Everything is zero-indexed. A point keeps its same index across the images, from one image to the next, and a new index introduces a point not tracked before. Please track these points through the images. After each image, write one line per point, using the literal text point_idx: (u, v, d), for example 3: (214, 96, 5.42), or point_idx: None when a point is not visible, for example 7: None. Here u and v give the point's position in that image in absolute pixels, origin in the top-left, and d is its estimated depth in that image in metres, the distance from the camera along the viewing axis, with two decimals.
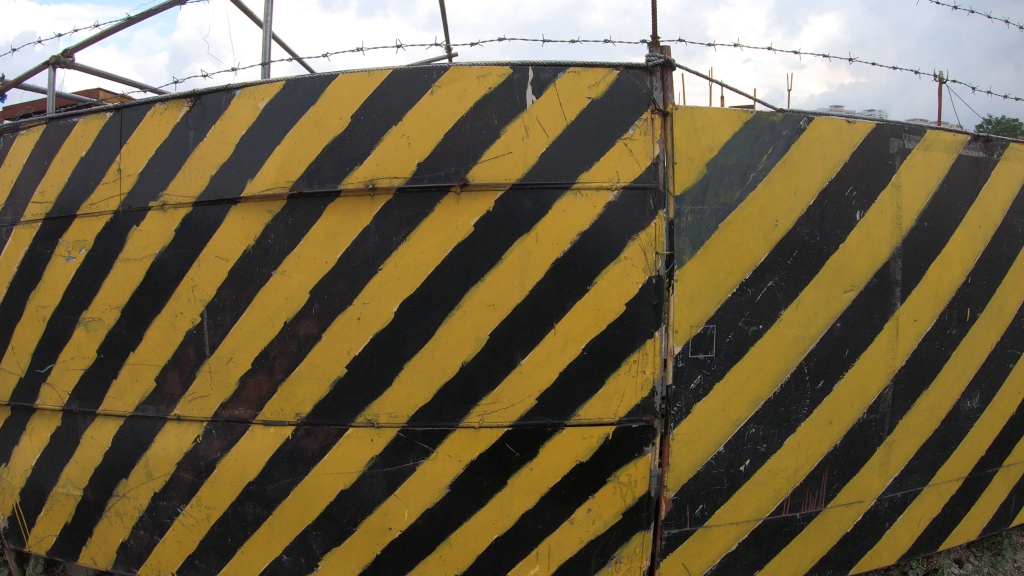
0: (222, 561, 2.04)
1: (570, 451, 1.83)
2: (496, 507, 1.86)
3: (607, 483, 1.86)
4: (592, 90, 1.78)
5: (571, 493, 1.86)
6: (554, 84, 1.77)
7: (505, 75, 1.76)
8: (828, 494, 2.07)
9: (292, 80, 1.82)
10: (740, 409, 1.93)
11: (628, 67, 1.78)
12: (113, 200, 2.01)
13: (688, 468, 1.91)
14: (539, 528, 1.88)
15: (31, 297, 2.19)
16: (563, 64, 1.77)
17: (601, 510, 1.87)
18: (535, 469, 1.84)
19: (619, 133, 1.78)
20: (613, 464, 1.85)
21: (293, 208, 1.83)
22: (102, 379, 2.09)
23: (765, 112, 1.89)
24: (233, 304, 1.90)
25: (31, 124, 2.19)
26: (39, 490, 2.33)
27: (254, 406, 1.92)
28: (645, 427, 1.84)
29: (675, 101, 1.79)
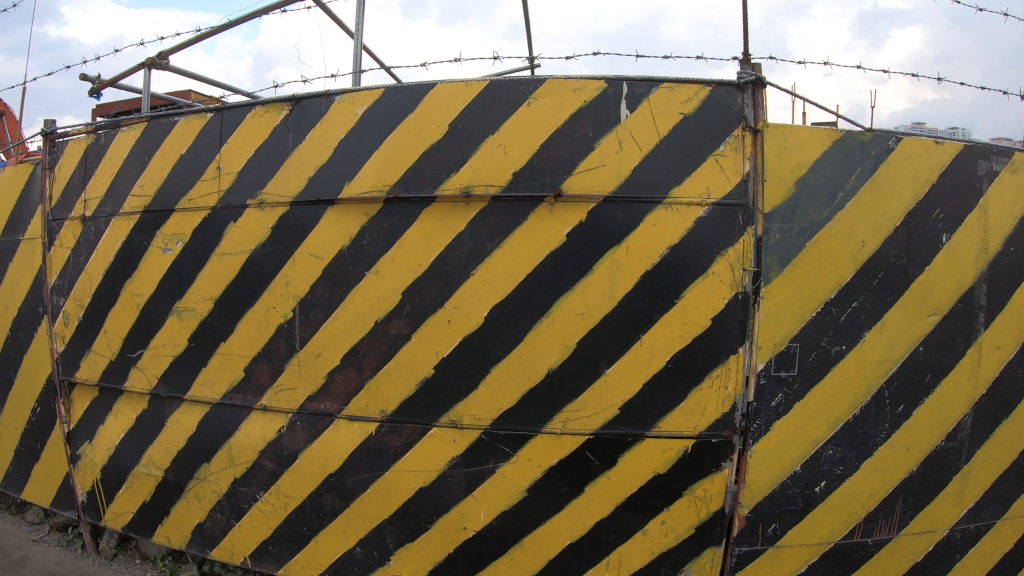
0: (296, 548, 2.11)
1: (648, 462, 1.84)
2: (571, 513, 1.88)
3: (683, 496, 1.86)
4: (685, 106, 1.78)
5: (645, 503, 1.86)
6: (648, 99, 1.77)
7: (600, 89, 1.77)
8: (901, 521, 2.01)
9: (392, 88, 1.86)
10: (819, 429, 1.90)
11: (720, 83, 1.77)
12: (211, 197, 2.09)
13: (764, 487, 1.89)
14: (611, 536, 1.89)
15: (125, 285, 2.29)
16: (657, 80, 1.77)
17: (674, 522, 1.87)
18: (613, 478, 1.85)
19: (711, 149, 1.77)
20: (690, 478, 1.85)
21: (389, 211, 1.87)
22: (192, 368, 2.17)
23: (855, 131, 1.86)
24: (326, 301, 1.96)
25: (133, 121, 2.28)
26: (121, 468, 2.44)
27: (340, 401, 1.97)
28: (724, 442, 1.84)
29: (766, 118, 1.76)
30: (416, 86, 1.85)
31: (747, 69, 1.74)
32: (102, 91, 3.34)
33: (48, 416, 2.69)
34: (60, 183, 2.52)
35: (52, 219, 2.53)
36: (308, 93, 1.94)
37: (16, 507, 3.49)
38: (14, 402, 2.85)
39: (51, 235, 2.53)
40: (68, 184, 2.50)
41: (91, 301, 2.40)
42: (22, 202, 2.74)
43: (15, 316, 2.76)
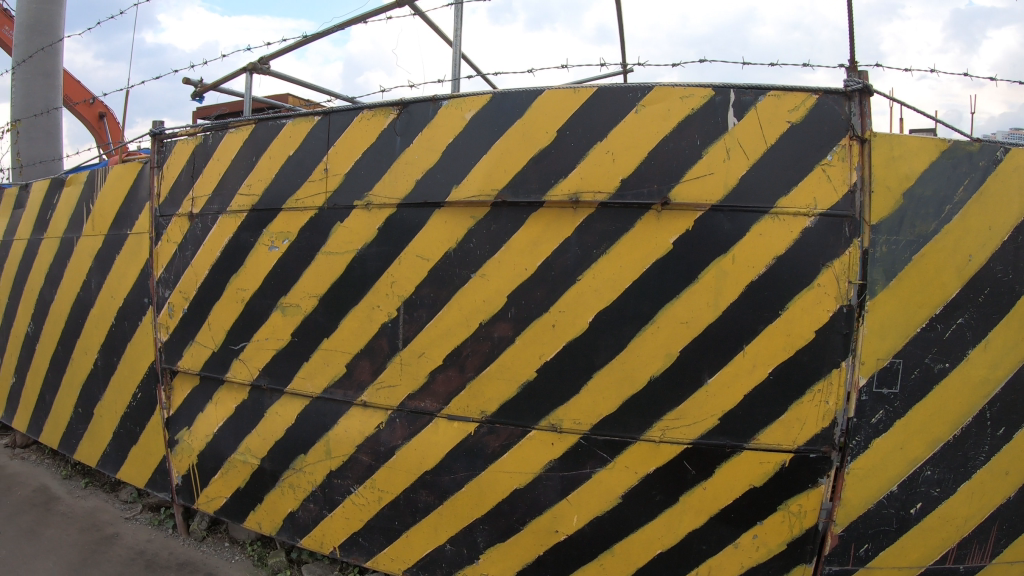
0: (386, 542, 2.18)
1: (745, 474, 1.82)
2: (664, 522, 1.88)
3: (777, 511, 1.83)
4: (792, 114, 1.74)
5: (739, 516, 1.84)
6: (755, 107, 1.75)
7: (708, 97, 1.76)
8: (995, 548, 1.89)
9: (500, 94, 1.89)
10: (918, 449, 1.82)
11: (827, 91, 1.73)
12: (319, 197, 2.15)
13: (860, 505, 1.83)
14: (702, 548, 1.88)
15: (231, 280, 2.38)
16: (764, 87, 1.75)
17: (767, 537, 1.85)
18: (708, 489, 1.84)
19: (818, 158, 1.73)
20: (785, 493, 1.82)
21: (497, 215, 1.91)
22: (295, 361, 2.24)
23: (963, 140, 1.75)
24: (430, 302, 2.00)
25: (240, 123, 2.35)
26: (218, 454, 2.53)
27: (441, 400, 2.02)
28: (823, 458, 1.80)
29: (873, 127, 1.70)
30: (525, 92, 1.87)
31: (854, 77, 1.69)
32: (204, 94, 3.47)
33: (148, 401, 2.81)
34: (168, 181, 2.61)
35: (159, 215, 2.63)
36: (416, 98, 1.98)
37: (110, 485, 3.66)
38: (116, 387, 2.99)
39: (158, 230, 2.63)
40: (176, 182, 2.58)
41: (196, 295, 2.50)
42: (129, 198, 2.83)
43: (120, 305, 2.88)
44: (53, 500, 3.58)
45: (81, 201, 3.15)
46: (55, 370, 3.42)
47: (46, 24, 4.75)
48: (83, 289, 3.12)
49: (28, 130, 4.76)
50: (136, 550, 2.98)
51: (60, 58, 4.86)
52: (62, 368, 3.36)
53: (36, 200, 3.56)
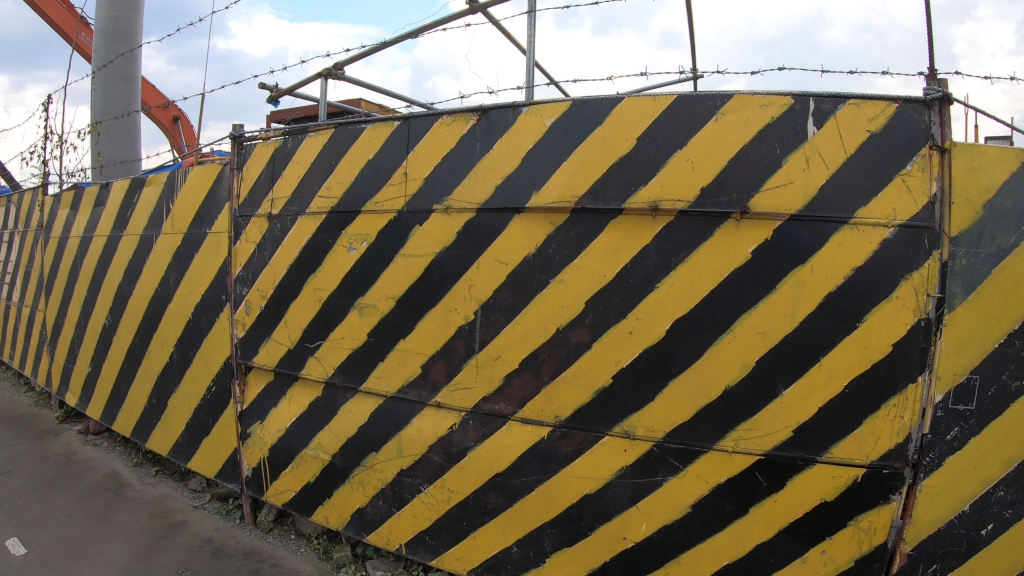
0: (452, 541, 2.22)
1: (817, 488, 1.78)
2: (733, 534, 1.86)
3: (847, 526, 1.77)
4: (872, 124, 1.67)
5: (809, 530, 1.80)
6: (834, 116, 1.70)
7: (787, 105, 1.72)
8: None
9: (580, 101, 1.90)
10: (992, 468, 1.70)
11: (907, 99, 1.65)
12: (398, 200, 2.20)
13: (931, 524, 1.74)
14: (769, 561, 1.85)
15: (309, 280, 2.44)
16: (844, 96, 1.69)
17: (835, 553, 1.79)
18: (778, 501, 1.81)
19: (897, 169, 1.65)
20: (855, 508, 1.76)
21: (576, 221, 1.92)
22: (370, 361, 2.30)
23: None
24: (508, 306, 2.04)
25: (320, 127, 2.40)
26: (289, 449, 2.60)
27: (515, 403, 2.05)
28: (896, 474, 1.72)
29: (954, 137, 1.61)
30: (605, 99, 1.88)
31: (933, 85, 1.60)
32: (280, 97, 3.48)
33: (222, 395, 2.89)
34: (248, 182, 2.67)
35: (239, 215, 2.70)
36: (497, 104, 2.01)
37: (180, 474, 3.78)
38: (191, 380, 3.09)
39: (237, 230, 2.71)
40: (255, 183, 2.65)
41: (273, 293, 2.57)
42: (209, 198, 2.91)
43: (198, 301, 2.97)
44: (123, 486, 3.71)
45: (161, 200, 3.24)
46: (131, 361, 3.54)
47: (126, 31, 4.94)
48: (162, 285, 3.23)
49: (109, 132, 4.92)
50: (204, 538, 3.07)
51: (139, 63, 5.02)
52: (138, 360, 3.47)
53: (116, 198, 3.67)
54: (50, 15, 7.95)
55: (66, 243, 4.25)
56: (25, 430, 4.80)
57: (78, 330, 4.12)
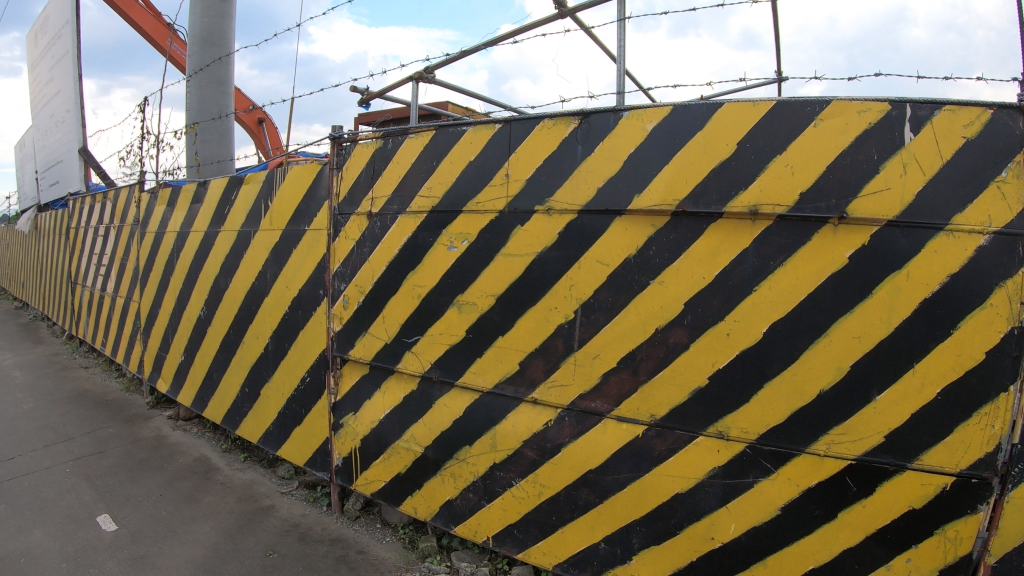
0: (540, 535, 2.31)
1: (905, 495, 1.76)
2: (820, 538, 1.87)
3: (932, 535, 1.74)
4: (968, 129, 1.64)
5: (896, 538, 1.79)
6: (930, 123, 1.67)
7: (884, 111, 1.71)
8: None
9: (681, 106, 1.95)
10: None
11: (1003, 105, 1.60)
12: (499, 201, 2.28)
13: (1018, 537, 1.67)
14: (855, 567, 1.84)
15: (408, 277, 2.55)
16: (941, 101, 1.66)
17: (920, 562, 1.77)
18: (867, 507, 1.81)
19: (993, 175, 1.61)
20: (942, 516, 1.73)
21: (676, 224, 1.97)
22: (468, 356, 2.40)
23: None
24: (608, 306, 2.10)
25: (421, 129, 2.49)
26: (381, 440, 2.70)
27: (611, 402, 2.12)
28: (984, 484, 1.68)
29: None
30: (706, 105, 1.92)
31: None
32: (369, 100, 3.56)
33: (315, 386, 3.01)
34: (347, 182, 2.79)
35: (338, 213, 2.82)
36: (598, 109, 2.07)
37: (267, 461, 3.93)
38: (285, 371, 3.22)
39: (336, 227, 2.82)
40: (355, 183, 2.76)
41: (371, 289, 2.68)
42: (308, 196, 3.04)
43: (295, 296, 3.10)
44: (213, 471, 3.89)
45: (260, 198, 3.38)
46: (225, 351, 3.71)
47: (220, 37, 5.16)
48: (259, 279, 3.38)
49: (205, 132, 5.14)
50: (292, 523, 3.19)
51: (232, 68, 5.24)
52: (232, 350, 3.64)
53: (213, 195, 3.83)
54: (139, 22, 8.30)
55: (162, 238, 4.47)
56: (117, 414, 5.05)
57: (173, 321, 4.32)
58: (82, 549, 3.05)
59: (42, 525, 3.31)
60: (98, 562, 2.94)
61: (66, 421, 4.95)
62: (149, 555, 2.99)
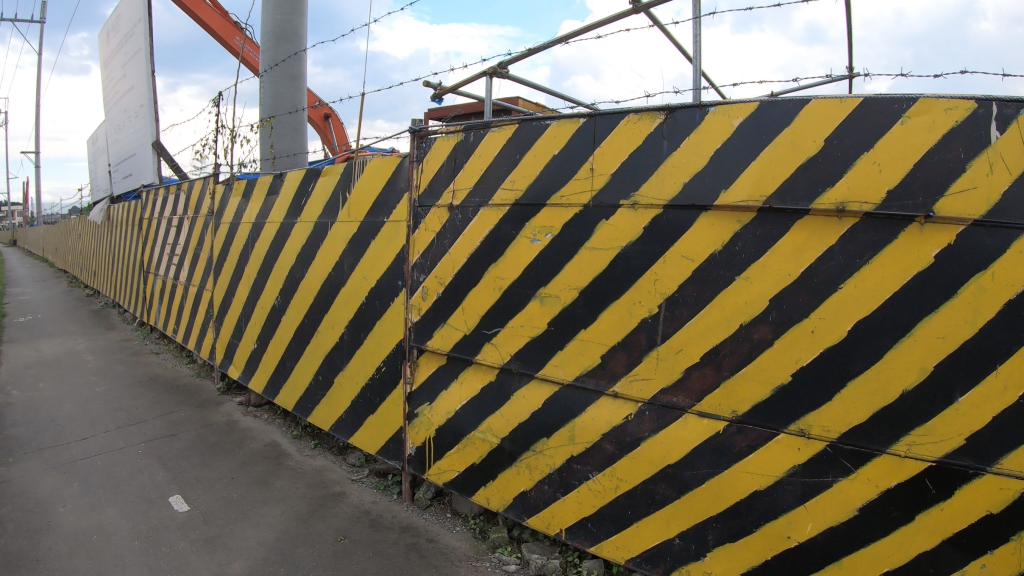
0: (615, 529, 2.36)
1: (983, 499, 1.72)
2: (897, 540, 1.85)
3: (1009, 542, 1.69)
4: None
5: (972, 543, 1.75)
6: (1018, 121, 1.63)
7: (971, 109, 1.67)
8: None
9: (768, 101, 1.96)
10: None
11: None
12: (584, 195, 2.34)
13: None
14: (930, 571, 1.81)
15: (490, 269, 2.63)
16: None
17: (996, 569, 1.72)
18: (945, 510, 1.78)
19: None
20: (1020, 523, 1.67)
21: (763, 220, 1.98)
22: (549, 348, 2.47)
23: None
24: (693, 301, 2.12)
25: (504, 123, 2.56)
26: (457, 431, 2.81)
27: (693, 396, 2.14)
28: None
29: None
30: (794, 100, 1.92)
31: None
32: (442, 96, 3.62)
33: (391, 375, 3.12)
34: (428, 174, 2.88)
35: (419, 205, 2.92)
36: (684, 104, 2.10)
37: (337, 449, 4.03)
38: (361, 359, 3.31)
39: (416, 219, 2.93)
40: (436, 175, 2.85)
41: (451, 280, 2.78)
42: (388, 188, 3.12)
43: (373, 286, 3.20)
44: (284, 456, 4.01)
45: (337, 190, 3.48)
46: (300, 339, 3.82)
47: (292, 33, 5.29)
48: (336, 269, 3.48)
49: (280, 126, 5.27)
50: (362, 510, 3.28)
51: (304, 63, 5.36)
52: (307, 338, 3.75)
53: (290, 188, 3.95)
54: (205, 20, 8.55)
55: (237, 229, 4.61)
56: (189, 398, 5.22)
57: (246, 310, 4.46)
58: (156, 528, 3.17)
59: (116, 503, 3.45)
60: (170, 540, 3.06)
61: (138, 404, 5.13)
62: (220, 536, 3.10)
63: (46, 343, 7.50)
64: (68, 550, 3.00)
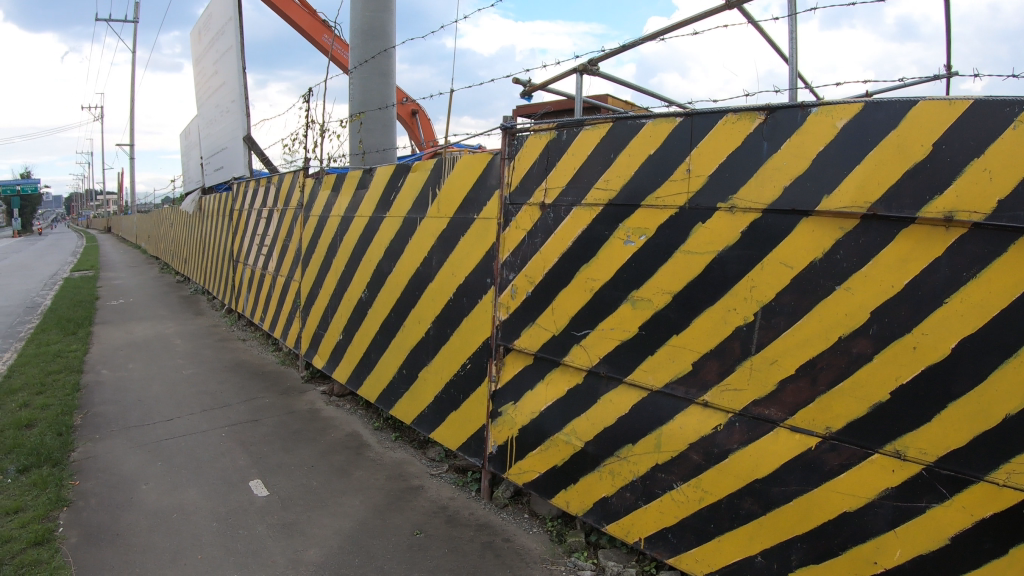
0: (695, 542, 2.31)
1: None
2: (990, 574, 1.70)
3: None
4: None
5: None
6: None
7: None
8: None
9: (875, 102, 1.85)
10: None
11: None
12: (680, 196, 2.28)
13: None
14: None
15: (581, 269, 2.60)
16: None
17: None
18: None
19: None
20: None
21: (866, 228, 1.88)
22: (639, 353, 2.43)
23: None
24: (790, 310, 2.04)
25: (598, 121, 2.53)
26: (541, 431, 2.82)
27: (786, 410, 2.06)
28: None
29: None
30: (901, 101, 1.82)
31: None
32: (532, 92, 3.60)
33: (477, 372, 3.14)
34: (520, 172, 2.88)
35: (509, 203, 2.92)
36: (785, 104, 2.02)
37: (418, 442, 4.06)
38: (447, 355, 3.34)
39: (507, 217, 2.93)
40: (528, 173, 2.84)
41: (542, 280, 2.77)
42: (478, 184, 3.13)
43: (462, 282, 3.23)
44: (364, 447, 4.07)
45: (427, 185, 3.51)
46: (385, 332, 3.87)
47: (381, 30, 5.35)
48: (424, 264, 3.51)
49: (369, 122, 5.36)
50: (440, 505, 3.29)
51: (394, 60, 5.43)
52: (392, 332, 3.80)
53: (379, 183, 4.00)
54: (295, 19, 8.78)
55: (325, 222, 4.70)
56: (274, 385, 5.36)
57: (333, 301, 4.55)
58: (236, 511, 3.26)
59: (197, 484, 3.56)
60: (248, 524, 3.13)
61: (225, 388, 5.30)
62: (298, 522, 3.15)
63: (139, 326, 7.83)
64: (148, 527, 3.11)
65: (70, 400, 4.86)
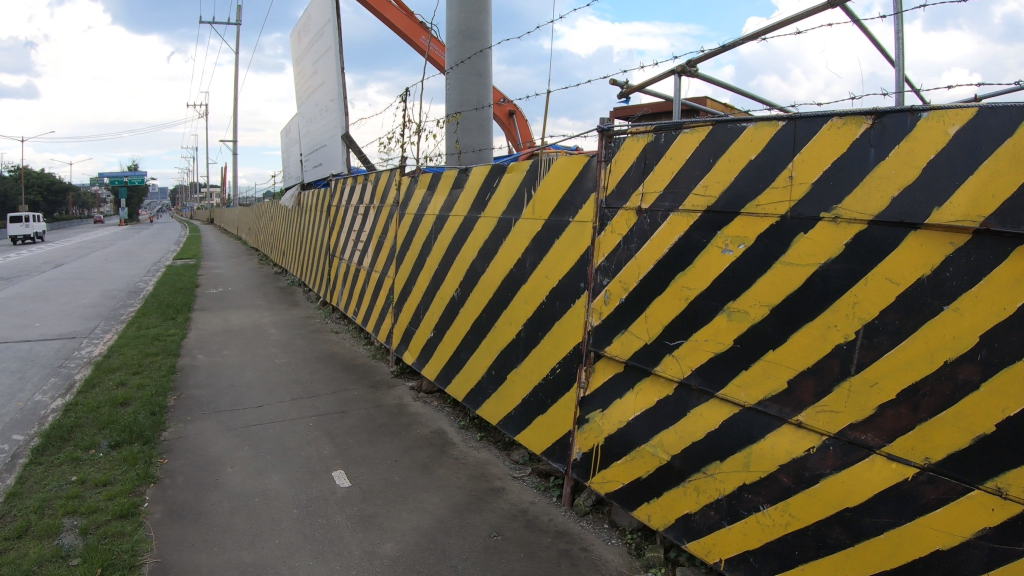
0: (778, 568, 2.20)
1: None
2: None
3: None
4: None
5: None
6: None
7: None
8: None
9: (990, 107, 1.71)
10: None
11: None
12: (782, 205, 2.18)
13: None
14: None
15: (676, 278, 2.53)
16: None
17: None
18: None
19: None
20: None
21: (978, 244, 1.73)
22: (732, 368, 2.33)
23: None
24: (894, 330, 1.91)
25: (697, 124, 2.45)
26: (627, 441, 2.75)
27: (884, 436, 1.94)
28: None
29: None
30: (1018, 106, 1.66)
31: None
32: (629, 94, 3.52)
33: (566, 377, 3.10)
34: (616, 175, 2.82)
35: (606, 207, 2.87)
36: (894, 109, 1.90)
37: (502, 443, 4.03)
38: (536, 358, 3.31)
39: (603, 221, 2.88)
40: (625, 176, 2.78)
41: (635, 287, 2.70)
42: (574, 187, 3.09)
43: (554, 286, 3.19)
44: (449, 445, 4.08)
45: (523, 186, 3.49)
46: (476, 332, 3.87)
47: (477, 30, 5.36)
48: (517, 265, 3.49)
49: (466, 122, 5.39)
50: (520, 508, 3.26)
51: (489, 60, 5.43)
52: (483, 332, 3.80)
53: (474, 183, 4.01)
54: (392, 20, 8.93)
55: (420, 220, 4.75)
56: (363, 378, 5.45)
57: (425, 299, 4.59)
58: (315, 500, 3.31)
59: (281, 470, 3.64)
60: (327, 512, 3.18)
61: (315, 379, 5.42)
62: (376, 516, 3.17)
63: (237, 314, 8.10)
64: (230, 509, 3.19)
65: (166, 381, 5.06)
